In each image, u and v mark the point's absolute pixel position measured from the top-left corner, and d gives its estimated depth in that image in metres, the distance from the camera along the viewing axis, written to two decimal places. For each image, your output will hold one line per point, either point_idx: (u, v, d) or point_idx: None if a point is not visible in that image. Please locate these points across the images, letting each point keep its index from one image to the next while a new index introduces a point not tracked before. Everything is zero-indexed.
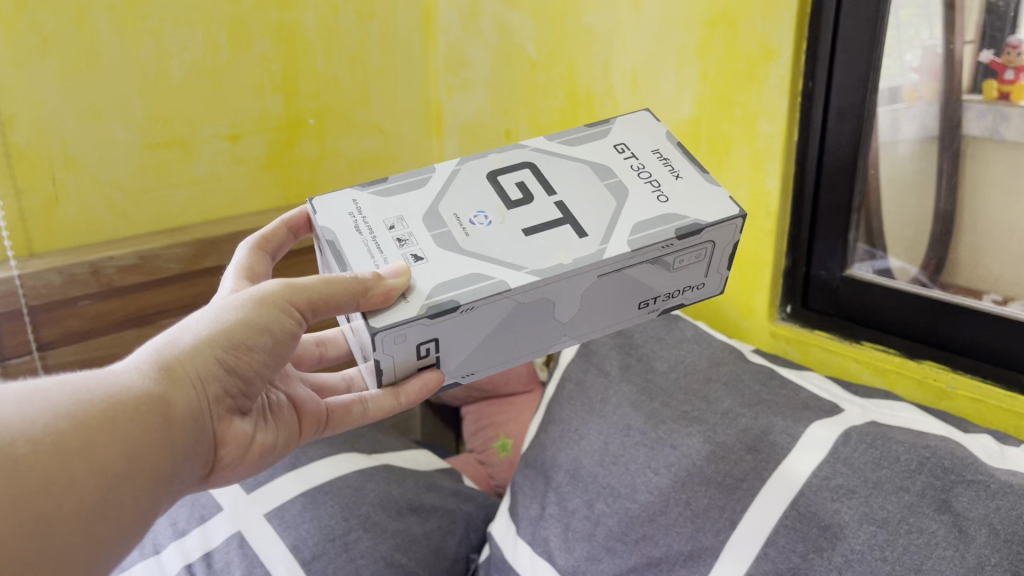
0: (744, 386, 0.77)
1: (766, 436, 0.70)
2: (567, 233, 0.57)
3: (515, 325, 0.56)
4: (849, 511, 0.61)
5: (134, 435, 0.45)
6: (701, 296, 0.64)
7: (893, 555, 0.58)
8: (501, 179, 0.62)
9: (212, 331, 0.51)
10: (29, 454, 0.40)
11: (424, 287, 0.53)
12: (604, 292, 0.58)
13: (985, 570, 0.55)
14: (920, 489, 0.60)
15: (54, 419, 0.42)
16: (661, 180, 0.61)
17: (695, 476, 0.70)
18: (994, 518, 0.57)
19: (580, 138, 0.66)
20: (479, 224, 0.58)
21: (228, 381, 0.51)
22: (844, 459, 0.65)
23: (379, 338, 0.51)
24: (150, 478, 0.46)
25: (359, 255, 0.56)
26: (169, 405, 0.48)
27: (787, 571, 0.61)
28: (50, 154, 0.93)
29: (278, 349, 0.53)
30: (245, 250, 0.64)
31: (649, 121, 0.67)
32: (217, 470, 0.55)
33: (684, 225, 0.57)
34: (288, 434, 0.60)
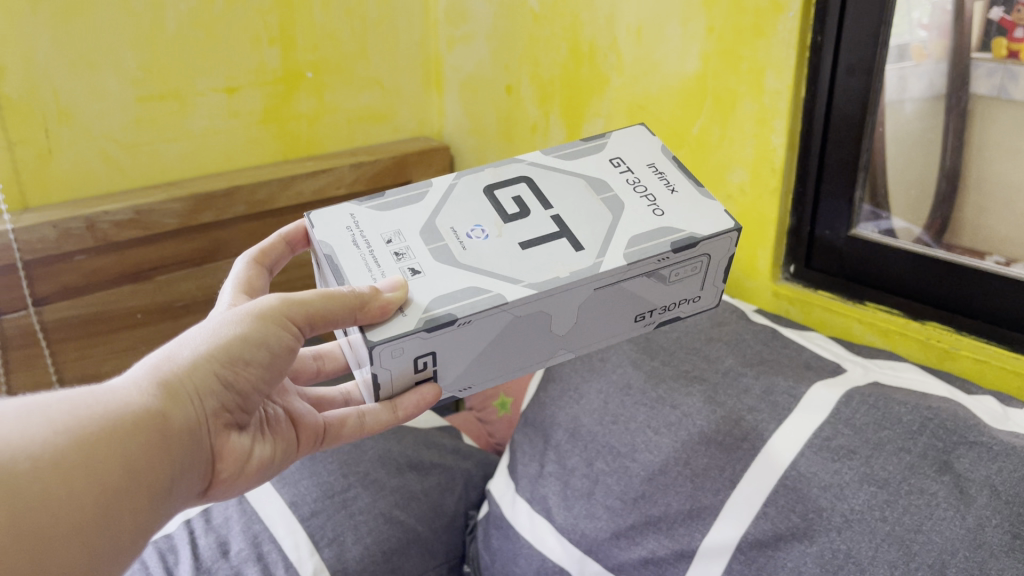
0: (745, 345, 0.77)
1: (768, 395, 0.70)
2: (564, 247, 0.56)
3: (513, 336, 0.55)
4: (850, 472, 0.61)
5: (133, 451, 0.44)
6: (697, 309, 0.63)
7: (893, 515, 0.57)
8: (498, 194, 0.61)
9: (209, 346, 0.50)
10: (30, 471, 0.40)
11: (422, 301, 0.52)
12: (602, 302, 0.57)
13: (985, 532, 0.54)
14: (921, 450, 0.60)
15: (53, 437, 0.42)
16: (658, 195, 0.60)
17: (695, 435, 0.70)
18: (995, 479, 0.57)
19: (575, 153, 0.65)
20: (475, 238, 0.57)
21: (225, 397, 0.50)
22: (845, 420, 0.64)
23: (376, 352, 0.50)
24: (149, 494, 0.45)
25: (357, 268, 0.55)
26: (166, 421, 0.47)
27: (788, 531, 0.61)
28: (43, 106, 0.91)
29: (275, 362, 0.52)
30: (243, 263, 0.63)
31: (643, 135, 0.67)
32: (215, 485, 0.54)
33: (681, 237, 0.56)
34: (287, 447, 0.59)
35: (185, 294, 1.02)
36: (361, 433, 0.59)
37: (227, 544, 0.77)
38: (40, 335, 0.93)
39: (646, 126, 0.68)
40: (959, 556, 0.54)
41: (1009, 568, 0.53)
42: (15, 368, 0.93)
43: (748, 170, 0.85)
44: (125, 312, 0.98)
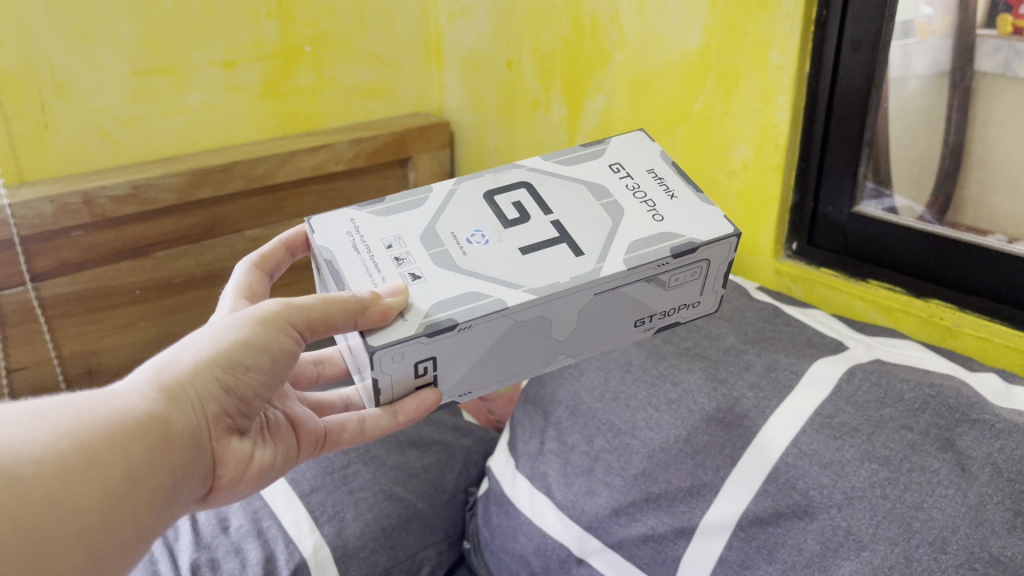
0: (747, 322, 0.77)
1: (770, 372, 0.69)
2: (564, 253, 0.56)
3: (513, 341, 0.55)
4: (851, 449, 0.61)
5: (135, 456, 0.44)
6: (697, 314, 0.62)
7: (893, 492, 0.57)
8: (498, 200, 0.61)
9: (210, 351, 0.49)
10: (31, 475, 0.40)
11: (422, 305, 0.52)
12: (602, 307, 0.56)
13: (987, 509, 0.54)
14: (924, 427, 0.60)
15: (55, 441, 0.42)
16: (657, 201, 0.60)
17: (696, 413, 0.70)
18: (997, 457, 0.56)
19: (574, 158, 0.65)
20: (475, 243, 0.57)
21: (226, 401, 0.50)
22: (846, 397, 0.64)
23: (377, 356, 0.50)
24: (150, 499, 0.45)
25: (357, 273, 0.54)
26: (168, 426, 0.46)
27: (788, 508, 0.61)
28: (39, 79, 0.90)
29: (276, 367, 0.52)
30: (243, 268, 0.62)
31: (643, 141, 0.66)
32: (214, 491, 0.53)
33: (680, 243, 0.56)
34: (286, 453, 0.59)
35: (184, 270, 1.02)
36: (360, 438, 0.60)
37: (226, 520, 0.77)
38: (38, 311, 0.92)
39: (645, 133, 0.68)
40: (960, 534, 0.54)
41: (1010, 546, 0.52)
42: (14, 344, 0.92)
43: (751, 145, 0.84)
44: (124, 288, 0.98)
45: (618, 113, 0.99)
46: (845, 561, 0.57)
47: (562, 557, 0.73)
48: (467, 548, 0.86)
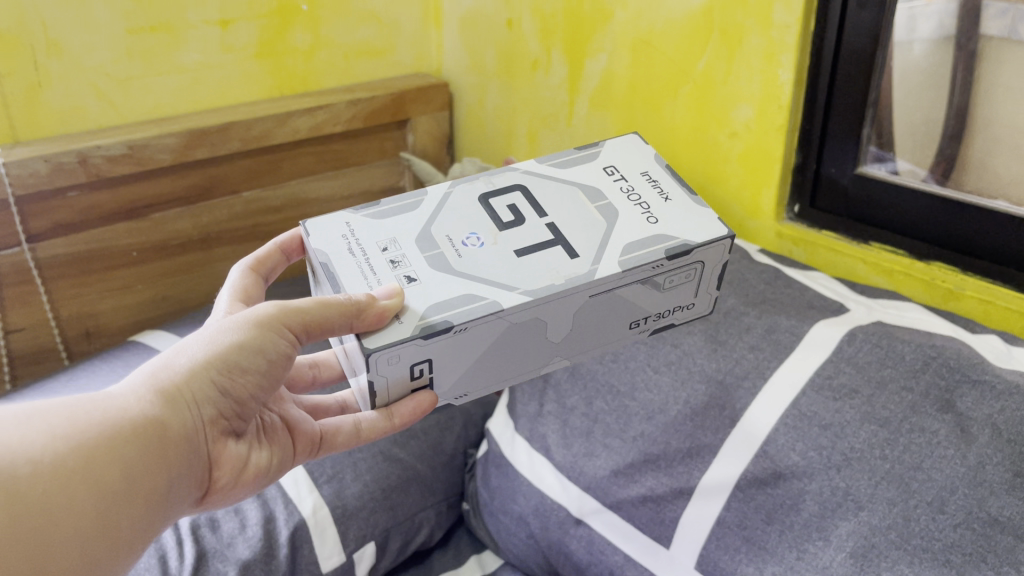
0: (748, 285, 0.76)
1: (771, 334, 0.69)
2: (559, 255, 0.55)
3: (509, 342, 0.54)
4: (851, 411, 0.61)
5: (130, 457, 0.45)
6: (690, 316, 0.63)
7: (893, 453, 0.58)
8: (493, 203, 0.59)
9: (206, 354, 0.50)
10: (29, 475, 0.41)
11: (418, 308, 0.51)
12: (598, 308, 0.56)
13: (986, 470, 0.54)
14: (924, 388, 0.60)
15: (52, 442, 0.43)
16: (652, 203, 0.59)
17: (696, 374, 0.70)
18: (998, 418, 0.56)
19: (568, 161, 0.63)
20: (471, 245, 0.56)
21: (221, 404, 0.51)
22: (847, 358, 0.64)
23: (373, 359, 0.49)
24: (148, 499, 0.46)
25: (353, 277, 0.53)
26: (163, 427, 0.48)
27: (787, 469, 0.61)
28: (32, 37, 0.89)
29: (272, 369, 0.52)
30: (239, 272, 0.62)
31: (638, 143, 0.66)
32: (211, 492, 0.54)
33: (675, 245, 0.55)
34: (282, 455, 0.58)
35: (181, 232, 1.01)
36: (354, 441, 0.59)
37: None
38: (35, 272, 0.92)
39: (640, 134, 0.67)
40: (959, 494, 0.54)
41: (1009, 506, 0.53)
42: (10, 306, 0.92)
43: (754, 106, 0.83)
44: (121, 250, 0.97)
45: (619, 73, 0.97)
46: (843, 522, 0.57)
47: (561, 518, 0.73)
48: (467, 510, 0.86)
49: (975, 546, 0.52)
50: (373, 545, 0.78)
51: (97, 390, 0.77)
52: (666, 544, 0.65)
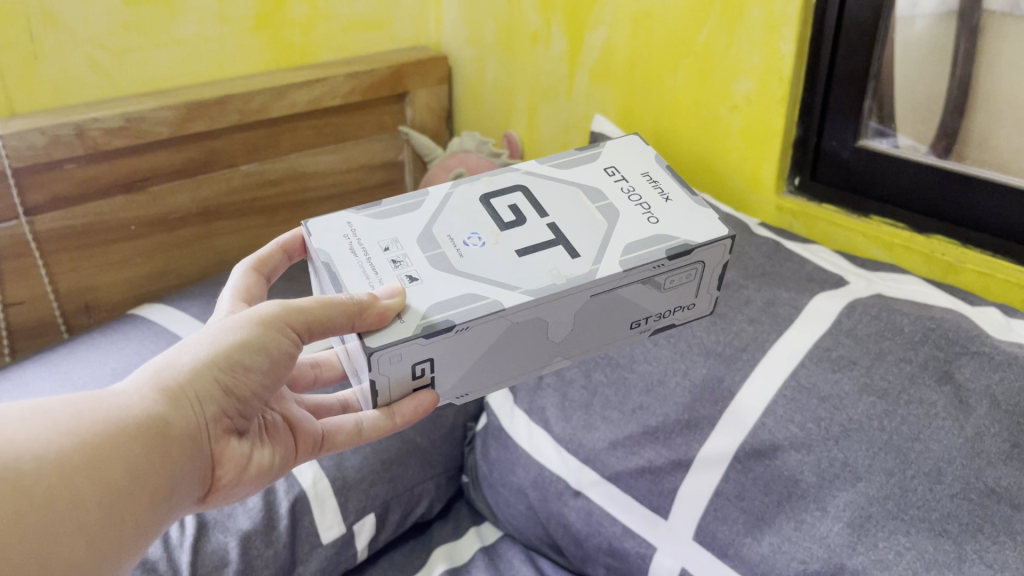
0: (748, 258, 0.75)
1: (770, 307, 0.69)
2: (560, 255, 0.54)
3: (509, 342, 0.54)
4: (850, 382, 0.61)
5: (133, 455, 0.46)
6: (692, 316, 0.62)
7: (891, 425, 0.58)
8: (494, 203, 0.59)
9: (209, 352, 0.50)
10: (34, 471, 0.42)
11: (419, 307, 0.51)
12: (599, 307, 0.55)
13: (984, 441, 0.55)
14: (923, 360, 0.60)
15: (57, 438, 0.44)
16: (652, 203, 0.59)
17: (695, 346, 0.70)
18: (996, 389, 0.57)
19: (569, 162, 0.63)
20: (472, 245, 0.55)
21: (224, 403, 0.51)
22: (847, 330, 0.64)
23: (374, 358, 0.49)
24: (151, 497, 0.47)
25: (354, 276, 0.53)
26: (166, 426, 0.48)
27: (785, 441, 0.61)
28: (26, 8, 0.88)
29: (274, 368, 0.52)
30: (239, 273, 0.61)
31: (639, 144, 0.65)
32: (214, 490, 0.54)
33: (676, 245, 0.55)
34: (286, 454, 0.58)
35: (179, 206, 1.01)
36: (357, 439, 0.58)
37: None
38: (33, 246, 0.91)
39: (640, 135, 0.66)
40: (956, 465, 0.55)
41: (1005, 476, 0.53)
42: (9, 279, 0.92)
43: (755, 79, 0.82)
44: (119, 223, 0.97)
45: (619, 46, 0.96)
46: (841, 492, 0.58)
47: (559, 490, 0.74)
48: (466, 482, 0.87)
49: (972, 517, 0.53)
50: (373, 516, 0.78)
51: (97, 365, 0.78)
52: (664, 514, 0.66)
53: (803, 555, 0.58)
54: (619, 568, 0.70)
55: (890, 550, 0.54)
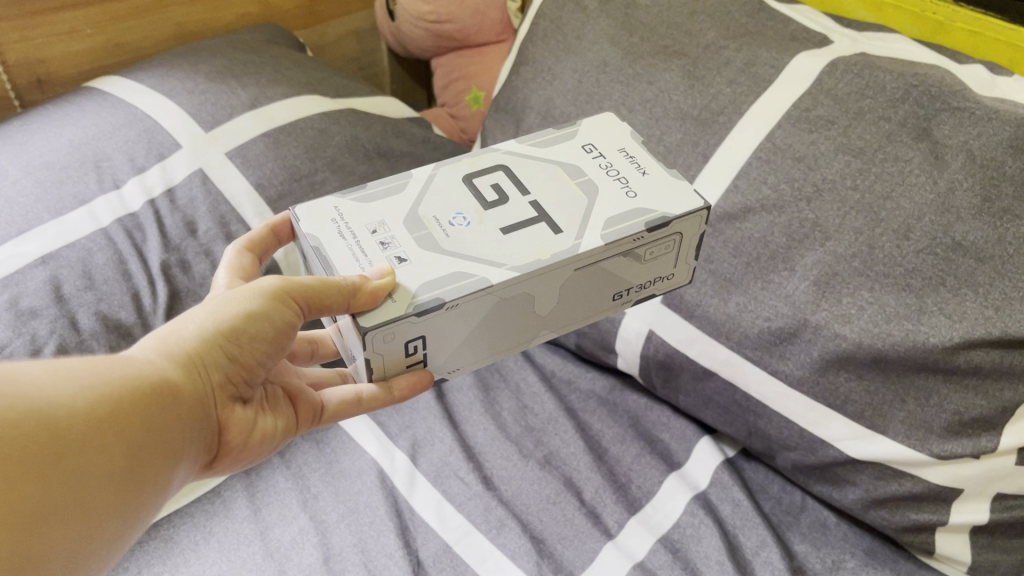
0: (728, 17, 0.70)
1: (749, 68, 0.66)
2: (542, 232, 0.49)
3: (494, 321, 0.48)
4: (826, 143, 0.60)
5: (149, 413, 0.41)
6: (669, 287, 0.56)
7: (864, 184, 0.58)
8: (475, 181, 0.52)
9: (215, 320, 0.46)
10: (65, 416, 0.38)
11: (411, 285, 0.45)
12: (582, 283, 0.50)
13: (956, 195, 0.54)
14: (902, 118, 0.58)
15: (79, 391, 0.39)
16: (628, 176, 0.52)
17: (671, 112, 0.67)
18: (974, 144, 0.55)
19: (544, 140, 0.56)
20: (457, 226, 0.49)
21: (231, 371, 0.47)
22: (827, 90, 0.62)
23: (368, 337, 0.44)
24: (167, 457, 0.43)
25: (343, 258, 0.47)
26: (176, 389, 0.43)
27: (757, 203, 0.61)
28: None
29: (278, 339, 0.48)
30: (233, 255, 0.57)
31: (616, 119, 0.58)
32: (221, 457, 0.50)
33: (652, 217, 0.49)
34: (287, 424, 0.54)
35: None
36: (357, 409, 0.53)
37: (195, 225, 0.73)
38: None
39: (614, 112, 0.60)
40: (925, 221, 0.55)
41: (973, 230, 0.53)
42: None
43: None
44: None
45: None
46: (809, 251, 0.59)
47: None
48: None
49: (935, 271, 0.54)
50: None
51: (51, 135, 0.75)
52: None
53: (768, 313, 0.60)
54: (590, 335, 0.72)
55: (853, 306, 0.56)
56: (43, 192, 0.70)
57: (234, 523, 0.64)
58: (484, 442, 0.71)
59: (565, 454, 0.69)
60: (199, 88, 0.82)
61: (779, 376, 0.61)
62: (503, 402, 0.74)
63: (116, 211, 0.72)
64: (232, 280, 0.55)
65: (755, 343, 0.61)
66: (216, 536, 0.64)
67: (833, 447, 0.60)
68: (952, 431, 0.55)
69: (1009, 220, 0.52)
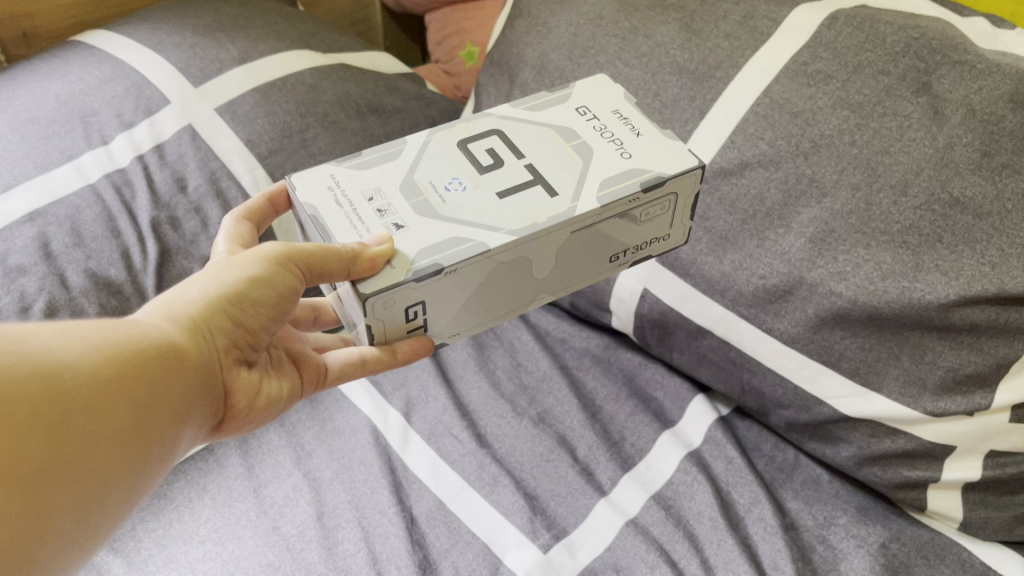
0: None
1: (748, 22, 0.64)
2: (538, 195, 0.48)
3: (493, 285, 0.48)
4: (825, 98, 0.59)
5: (155, 375, 0.41)
6: (666, 248, 0.56)
7: (862, 139, 0.57)
8: (470, 146, 0.51)
9: (218, 284, 0.45)
10: (71, 376, 0.37)
11: (409, 251, 0.44)
12: (579, 246, 0.49)
13: (955, 151, 0.54)
14: (902, 72, 0.57)
15: (86, 352, 0.39)
16: (623, 137, 0.52)
17: (668, 67, 0.66)
18: (974, 99, 0.54)
19: (537, 102, 0.55)
20: (454, 191, 0.48)
21: (236, 335, 0.46)
22: (826, 44, 0.60)
23: (369, 304, 0.43)
24: (174, 420, 0.42)
25: (341, 227, 0.46)
26: (181, 352, 0.43)
27: (754, 159, 0.60)
28: None
29: (282, 304, 0.47)
30: (231, 223, 0.56)
31: (609, 80, 0.57)
32: (226, 421, 0.49)
33: (648, 178, 0.48)
34: (292, 388, 0.53)
35: None
36: (361, 372, 0.53)
37: (184, 182, 0.72)
38: None
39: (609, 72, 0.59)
40: (924, 176, 0.54)
41: (971, 185, 0.53)
42: None
43: None
44: None
45: None
46: (805, 208, 0.58)
47: None
48: None
49: (932, 228, 0.53)
50: None
51: (37, 90, 0.74)
52: None
53: (764, 271, 0.59)
54: (584, 294, 0.72)
55: (849, 263, 0.56)
56: (30, 147, 0.69)
57: (228, 480, 0.64)
58: (478, 400, 0.70)
59: (558, 412, 0.69)
60: (187, 42, 0.80)
61: (773, 334, 0.61)
62: (497, 361, 0.74)
63: (104, 167, 0.71)
64: (231, 249, 0.54)
65: (750, 301, 0.61)
66: (209, 493, 0.64)
67: (827, 404, 0.60)
68: (945, 388, 0.55)
69: (1007, 175, 0.52)
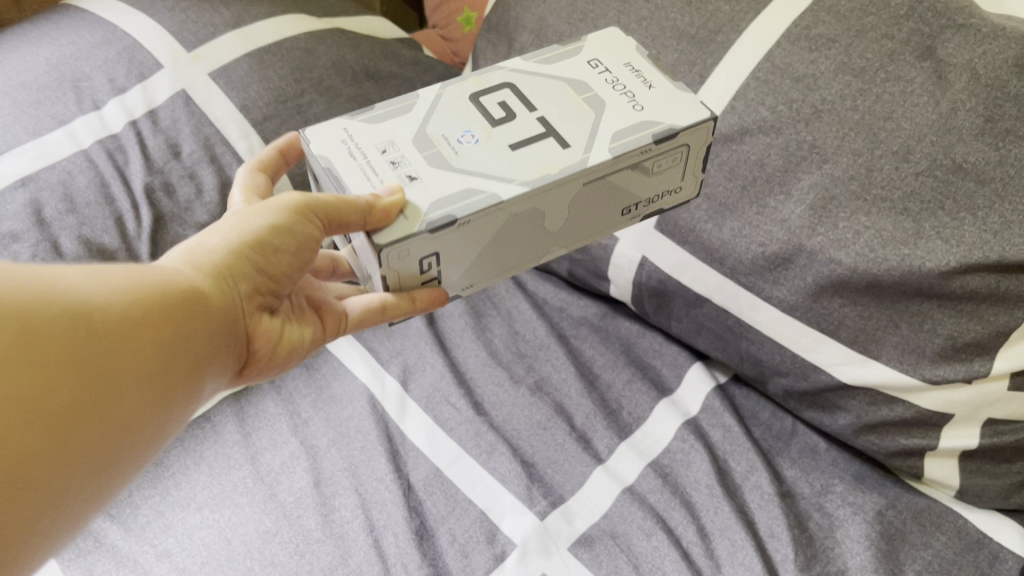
0: None
1: None
2: (551, 147, 0.47)
3: (508, 236, 0.47)
4: (826, 63, 0.58)
5: (179, 318, 0.41)
6: (678, 201, 0.55)
7: (864, 105, 0.56)
8: (482, 99, 0.51)
9: (240, 232, 0.45)
10: (98, 315, 0.38)
11: (422, 203, 0.44)
12: (592, 198, 0.49)
13: (958, 116, 0.53)
14: (905, 37, 0.56)
15: (113, 293, 0.39)
16: (635, 89, 0.51)
17: (667, 31, 0.65)
18: (977, 64, 0.53)
19: (549, 55, 0.54)
20: (467, 143, 0.47)
21: (259, 283, 0.46)
22: (828, 8, 0.59)
23: (383, 255, 0.43)
24: (198, 363, 0.42)
25: (355, 178, 0.45)
26: (205, 297, 0.43)
27: (754, 125, 0.60)
28: None
29: (303, 252, 0.47)
30: (245, 174, 0.56)
31: (621, 35, 0.56)
32: (250, 366, 0.50)
33: (660, 129, 0.48)
34: (314, 334, 0.53)
35: None
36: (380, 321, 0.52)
37: (178, 148, 0.72)
38: None
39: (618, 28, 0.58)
40: (926, 142, 0.53)
41: (974, 151, 0.52)
42: None
43: None
44: None
45: None
46: (806, 174, 0.57)
47: None
48: None
49: (933, 194, 0.53)
50: None
51: (26, 54, 0.73)
52: None
53: (763, 239, 0.59)
54: (582, 261, 0.71)
55: (849, 230, 0.55)
56: (20, 112, 0.69)
57: (225, 447, 0.64)
58: (475, 368, 0.70)
59: (556, 379, 0.69)
60: (179, 6, 0.79)
61: (772, 302, 0.60)
62: (494, 329, 0.74)
63: (97, 132, 0.70)
64: (248, 199, 0.55)
65: (749, 268, 0.60)
66: (207, 460, 0.63)
67: (826, 372, 0.60)
68: (945, 356, 0.55)
69: (1010, 141, 0.51)
